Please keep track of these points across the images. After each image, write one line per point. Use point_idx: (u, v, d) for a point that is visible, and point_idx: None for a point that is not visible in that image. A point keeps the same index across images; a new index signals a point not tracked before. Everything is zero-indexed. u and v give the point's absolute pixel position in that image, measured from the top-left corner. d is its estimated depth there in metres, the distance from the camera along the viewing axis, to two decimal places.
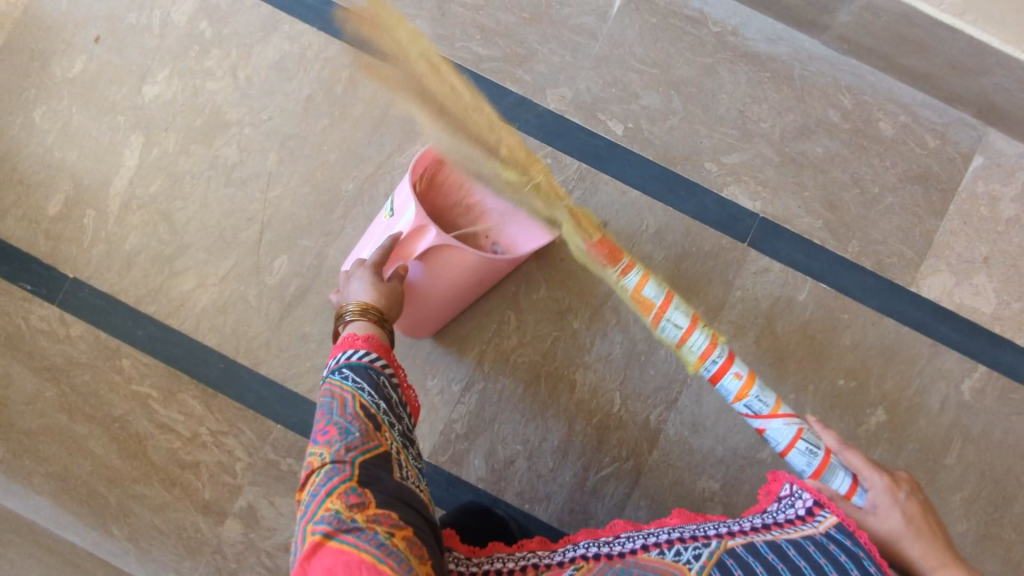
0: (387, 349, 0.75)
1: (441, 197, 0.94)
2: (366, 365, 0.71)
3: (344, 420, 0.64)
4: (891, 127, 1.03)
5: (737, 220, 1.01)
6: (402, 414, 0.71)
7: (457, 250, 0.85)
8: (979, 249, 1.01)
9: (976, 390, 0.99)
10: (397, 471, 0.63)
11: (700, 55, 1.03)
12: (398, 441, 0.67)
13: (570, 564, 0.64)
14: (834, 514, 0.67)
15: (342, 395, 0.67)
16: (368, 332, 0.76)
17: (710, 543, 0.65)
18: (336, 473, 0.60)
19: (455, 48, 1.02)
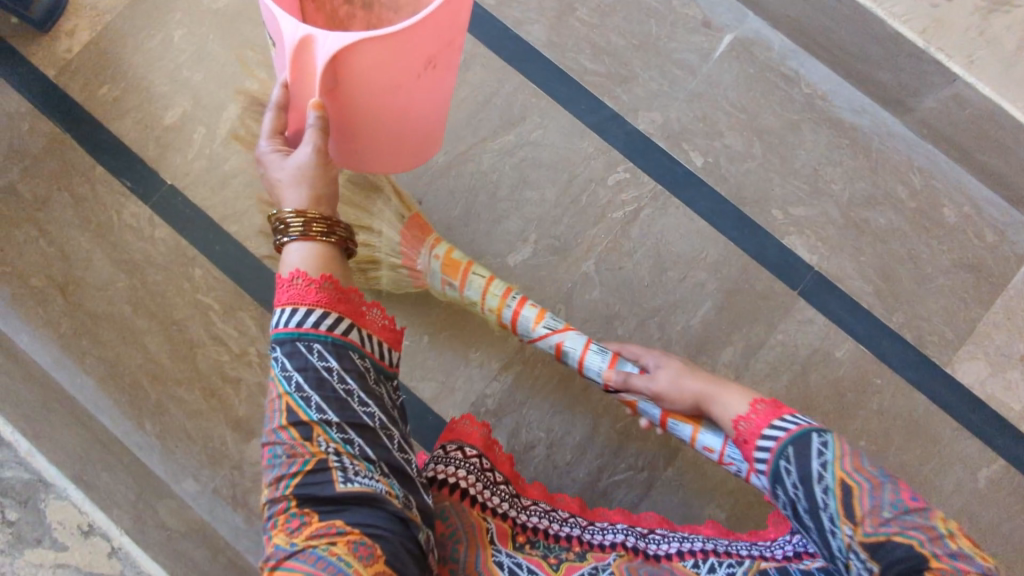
0: (321, 287, 0.62)
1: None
2: (291, 340, 0.61)
3: (274, 433, 0.61)
4: (954, 215, 1.08)
5: (792, 268, 1.07)
6: (345, 382, 0.62)
7: (358, 54, 0.63)
8: (1018, 346, 1.05)
9: (991, 481, 1.02)
10: (338, 476, 0.59)
11: (787, 110, 1.10)
12: (334, 434, 0.60)
13: (612, 551, 0.73)
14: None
15: (273, 397, 0.62)
16: (298, 264, 0.63)
17: (744, 562, 0.71)
18: (276, 506, 0.59)
19: (565, 57, 1.12)
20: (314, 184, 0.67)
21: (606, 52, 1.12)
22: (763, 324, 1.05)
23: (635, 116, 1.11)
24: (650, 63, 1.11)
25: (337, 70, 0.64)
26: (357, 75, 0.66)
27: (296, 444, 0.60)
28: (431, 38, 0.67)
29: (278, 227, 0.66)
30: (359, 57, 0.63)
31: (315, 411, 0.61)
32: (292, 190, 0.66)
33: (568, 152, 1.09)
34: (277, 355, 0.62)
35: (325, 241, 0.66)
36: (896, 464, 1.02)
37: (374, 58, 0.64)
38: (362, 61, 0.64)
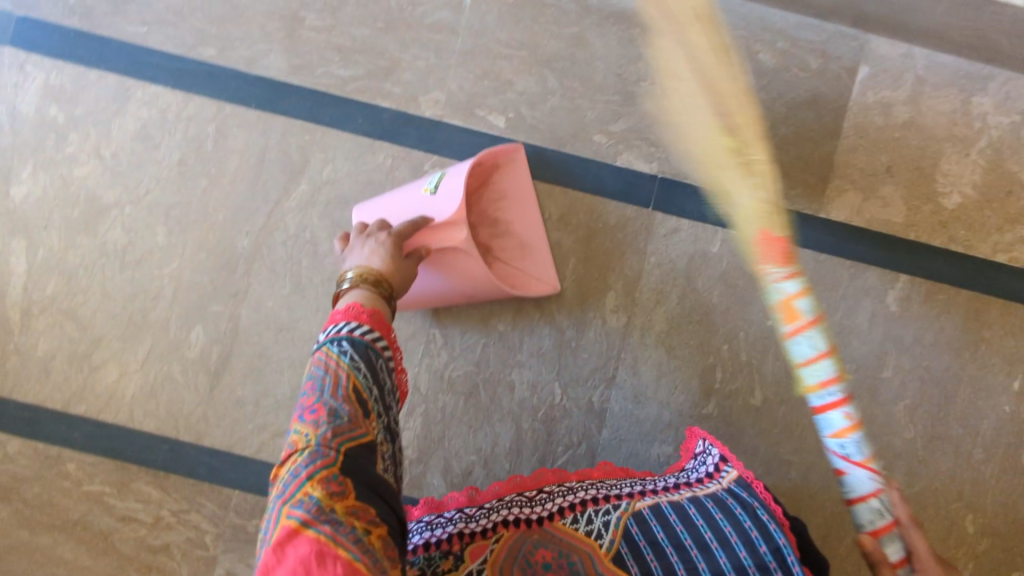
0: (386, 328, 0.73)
1: (477, 200, 0.98)
2: (367, 344, 0.68)
3: (334, 403, 0.62)
4: (771, 56, 1.01)
5: (637, 186, 1.01)
6: (389, 404, 0.69)
7: (467, 258, 0.89)
8: (880, 159, 1.01)
9: (902, 300, 1.01)
10: (379, 463, 0.62)
11: (564, 26, 1.00)
12: (381, 433, 0.65)
13: (490, 536, 0.71)
14: (736, 468, 0.77)
15: (335, 373, 0.64)
16: (376, 306, 0.74)
17: (620, 506, 0.74)
18: (320, 457, 0.57)
19: (316, 77, 0.99)
20: (395, 274, 0.80)
21: (356, 49, 1.00)
22: (633, 255, 1.01)
23: (417, 104, 0.99)
24: (405, 41, 0.99)
25: (448, 247, 0.88)
26: (452, 268, 0.91)
27: (353, 417, 0.62)
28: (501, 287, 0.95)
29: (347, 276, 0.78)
30: (463, 256, 0.90)
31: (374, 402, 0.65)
32: (381, 259, 0.81)
33: (367, 174, 0.99)
34: (351, 347, 0.67)
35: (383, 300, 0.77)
36: None
37: (469, 275, 0.91)
38: (467, 265, 0.90)
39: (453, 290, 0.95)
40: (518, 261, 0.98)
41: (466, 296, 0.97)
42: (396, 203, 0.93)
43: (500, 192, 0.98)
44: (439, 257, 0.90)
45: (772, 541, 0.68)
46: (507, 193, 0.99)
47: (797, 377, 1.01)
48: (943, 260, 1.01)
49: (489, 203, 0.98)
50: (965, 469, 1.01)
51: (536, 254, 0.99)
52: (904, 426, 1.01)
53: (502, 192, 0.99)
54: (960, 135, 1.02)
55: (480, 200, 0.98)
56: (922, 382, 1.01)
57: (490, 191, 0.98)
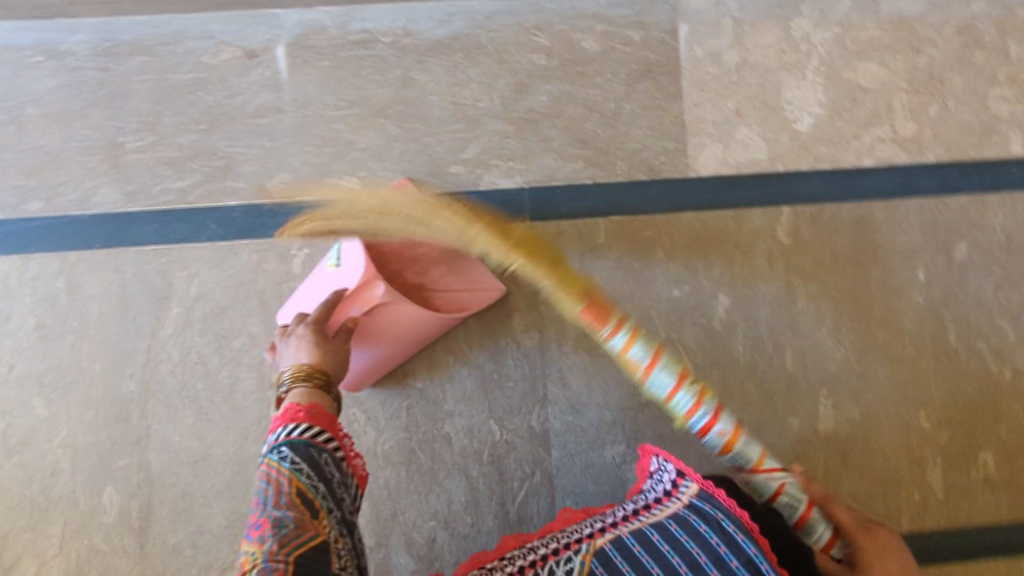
0: (327, 420, 0.73)
1: (390, 248, 0.96)
2: (305, 444, 0.68)
3: (278, 512, 0.62)
4: (594, 42, 1.02)
5: (508, 202, 0.99)
6: (342, 495, 0.68)
7: (397, 308, 0.89)
8: (727, 106, 1.03)
9: (791, 230, 1.02)
10: (335, 561, 0.61)
11: (387, 72, 0.99)
12: (336, 528, 0.64)
13: None
14: (695, 481, 0.71)
15: (276, 481, 0.64)
16: (312, 400, 0.74)
17: (581, 549, 0.67)
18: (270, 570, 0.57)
19: (154, 197, 0.95)
20: (326, 360, 0.80)
21: (187, 157, 0.96)
22: None
23: (265, 192, 0.97)
24: (234, 134, 0.96)
25: (372, 310, 0.88)
26: (384, 326, 0.91)
27: (300, 520, 0.61)
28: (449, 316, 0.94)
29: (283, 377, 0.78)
30: (393, 310, 0.89)
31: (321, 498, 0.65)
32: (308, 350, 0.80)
33: (237, 277, 0.95)
34: (290, 452, 0.67)
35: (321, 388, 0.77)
36: (715, 283, 1.01)
37: (407, 322, 0.91)
38: (398, 316, 0.90)
39: (404, 343, 0.94)
40: (456, 285, 0.98)
41: (421, 342, 0.96)
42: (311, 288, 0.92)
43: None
44: (372, 321, 0.89)
45: (742, 554, 0.63)
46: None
47: (719, 337, 1.00)
48: (816, 180, 1.03)
49: (401, 246, 0.96)
50: (903, 370, 1.02)
51: (468, 269, 0.97)
52: (833, 349, 1.02)
53: (410, 230, 0.96)
54: (792, 61, 1.04)
55: (391, 248, 0.96)
56: (835, 301, 1.02)
57: (397, 235, 0.96)
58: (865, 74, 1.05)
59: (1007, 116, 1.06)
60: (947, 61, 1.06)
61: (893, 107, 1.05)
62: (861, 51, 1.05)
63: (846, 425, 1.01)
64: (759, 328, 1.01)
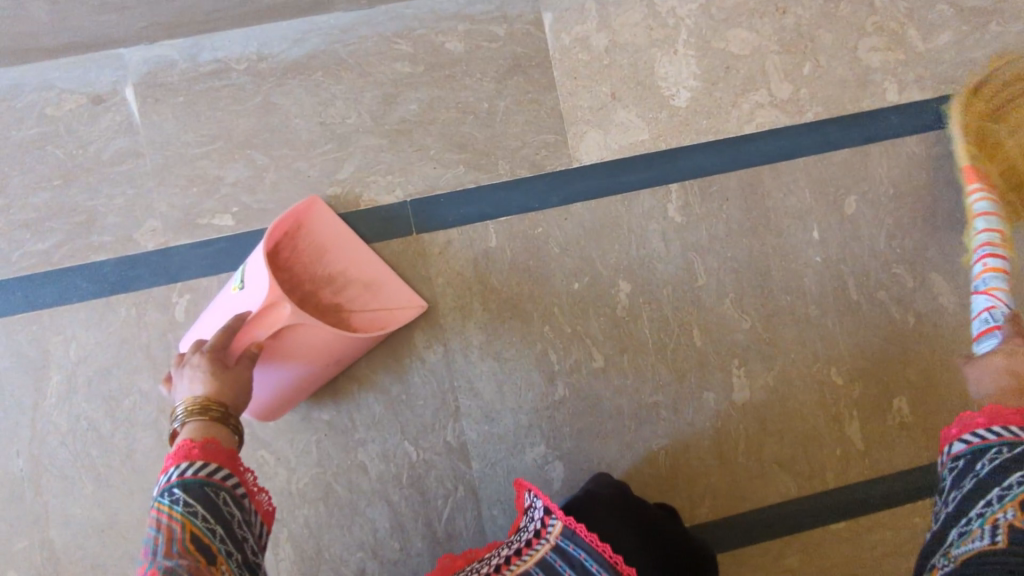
0: (226, 455, 0.65)
1: (300, 267, 0.93)
2: (202, 483, 0.61)
3: (170, 562, 0.53)
4: (458, 42, 0.99)
5: (392, 218, 0.97)
6: (246, 535, 0.60)
7: (310, 329, 0.83)
8: (602, 90, 1.02)
9: (682, 207, 1.02)
10: None
11: (246, 100, 0.95)
12: (237, 571, 0.56)
13: None
14: (560, 519, 0.71)
15: (168, 527, 0.57)
16: (208, 436, 0.65)
17: None
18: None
19: (16, 263, 0.90)
20: (227, 389, 0.71)
21: (44, 217, 0.91)
22: (420, 285, 0.97)
23: (135, 241, 0.92)
24: (92, 187, 0.92)
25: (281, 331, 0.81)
26: (296, 348, 0.84)
27: (195, 563, 0.54)
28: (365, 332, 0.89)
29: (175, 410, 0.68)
30: (304, 331, 0.83)
31: (220, 538, 0.57)
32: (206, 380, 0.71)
33: (117, 334, 0.91)
34: (183, 493, 0.59)
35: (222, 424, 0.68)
36: (613, 270, 1.00)
37: (321, 342, 0.85)
38: (310, 336, 0.84)
39: (315, 362, 0.87)
40: (372, 303, 0.95)
41: (334, 360, 0.90)
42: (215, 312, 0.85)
43: (319, 246, 0.94)
44: (280, 339, 0.82)
45: None
46: (325, 245, 0.94)
47: (625, 323, 1.00)
48: (700, 154, 1.03)
49: (315, 263, 0.94)
50: (810, 329, 1.03)
51: (383, 288, 0.95)
52: (739, 319, 1.02)
53: (320, 248, 0.94)
54: (661, 37, 1.03)
55: (302, 265, 0.93)
56: (735, 272, 1.02)
57: (309, 252, 0.93)
58: (736, 41, 1.05)
59: (880, 65, 1.06)
60: (814, 18, 1.06)
61: (766, 71, 1.05)
62: (728, 18, 1.05)
63: (762, 392, 1.01)
64: (663, 308, 1.00)
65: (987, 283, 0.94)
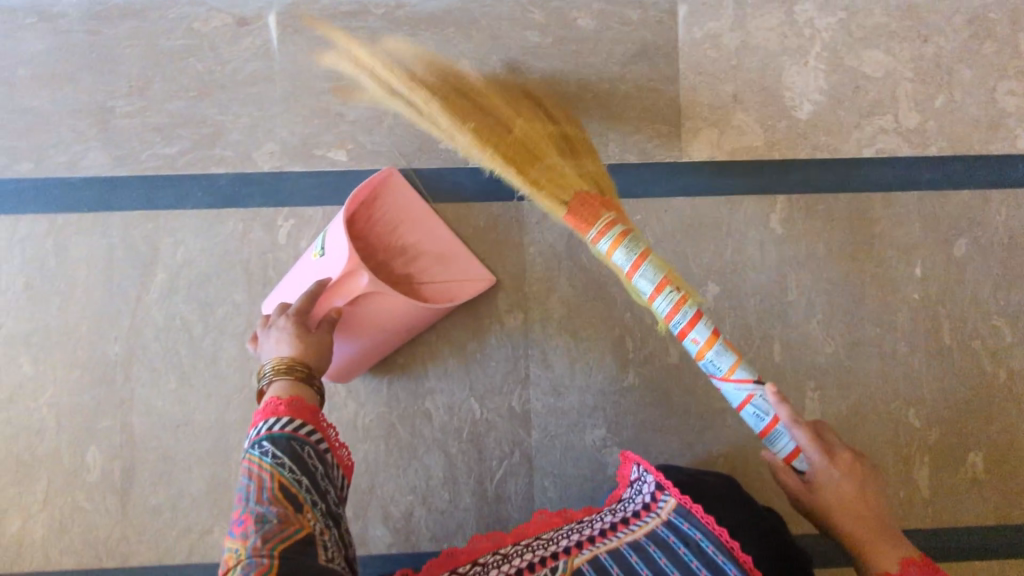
0: (309, 412, 0.68)
1: (375, 236, 0.94)
2: (288, 437, 0.64)
3: (261, 509, 0.58)
4: (591, 19, 1.00)
5: (497, 181, 0.98)
6: (330, 487, 0.64)
7: (385, 297, 0.85)
8: (725, 90, 1.01)
9: (785, 220, 1.00)
10: (323, 552, 0.57)
11: (379, 44, 0.98)
12: (322, 520, 0.60)
13: None
14: (673, 496, 0.70)
15: (260, 477, 0.61)
16: (292, 393, 0.70)
17: (558, 567, 0.63)
18: (254, 567, 0.53)
19: (142, 162, 0.95)
20: (309, 352, 0.75)
21: (176, 124, 0.96)
22: (512, 250, 0.98)
23: (253, 161, 0.96)
24: (223, 103, 0.96)
25: (359, 298, 0.84)
26: (371, 317, 0.87)
27: (284, 514, 0.58)
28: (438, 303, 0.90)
29: (263, 370, 0.73)
30: (379, 300, 0.85)
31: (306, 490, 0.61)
32: (289, 343, 0.75)
33: (222, 245, 0.96)
34: (271, 445, 0.63)
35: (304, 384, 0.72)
36: (703, 270, 0.99)
37: (395, 312, 0.87)
38: (384, 305, 0.86)
39: (391, 331, 0.90)
40: (442, 276, 0.95)
41: (408, 330, 0.92)
42: (296, 278, 0.88)
43: (394, 218, 0.94)
44: (357, 307, 0.85)
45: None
46: (399, 216, 0.94)
47: (705, 325, 0.99)
48: (813, 170, 1.01)
49: (389, 234, 0.94)
50: (894, 365, 1.00)
51: (456, 261, 0.96)
52: (822, 342, 1.00)
53: (395, 218, 0.94)
54: (793, 46, 1.02)
55: (376, 236, 0.94)
56: (827, 294, 1.00)
57: (384, 222, 0.94)
58: (870, 62, 1.02)
59: (1016, 110, 1.02)
60: (956, 51, 1.02)
61: (896, 97, 1.02)
62: (866, 38, 1.02)
63: (833, 419, 0.99)
64: (747, 317, 0.99)
65: (719, 369, 0.81)
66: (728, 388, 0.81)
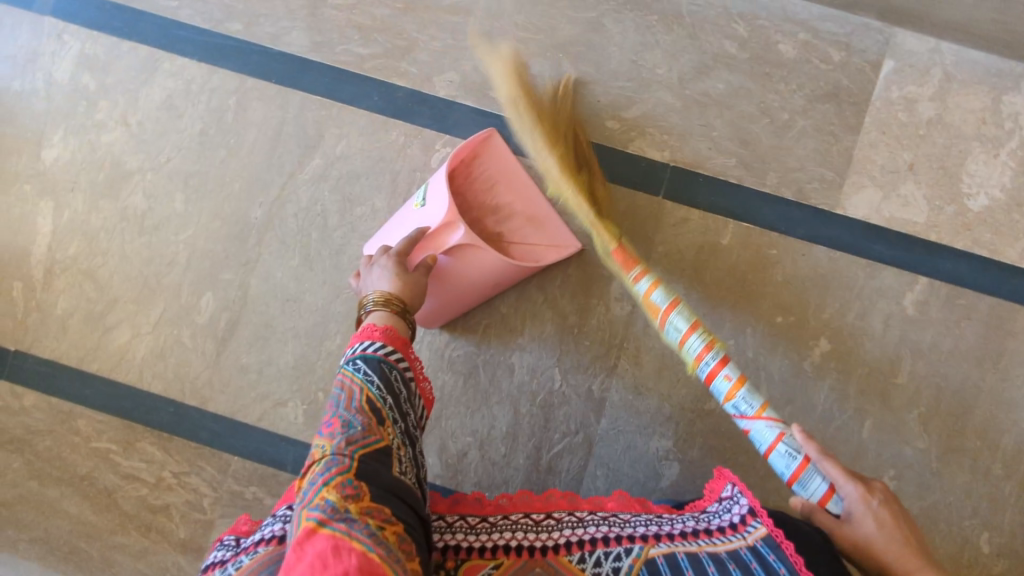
0: (399, 339, 0.74)
1: (471, 194, 0.96)
2: (380, 358, 0.70)
3: (348, 415, 0.64)
4: (792, 48, 0.99)
5: (649, 173, 0.99)
6: (408, 411, 0.70)
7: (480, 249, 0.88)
8: (902, 157, 0.98)
9: (920, 303, 0.97)
10: (396, 466, 0.62)
11: (582, 11, 1.00)
12: (399, 438, 0.66)
13: (490, 558, 0.69)
14: (765, 525, 0.67)
15: (351, 388, 0.67)
16: (387, 323, 0.75)
17: (632, 551, 0.67)
18: (336, 463, 0.59)
19: (335, 54, 1.01)
20: (407, 291, 0.81)
21: (376, 29, 1.02)
22: (641, 243, 0.99)
23: (432, 84, 1.01)
24: (423, 22, 1.01)
25: (456, 249, 0.87)
26: (465, 270, 0.90)
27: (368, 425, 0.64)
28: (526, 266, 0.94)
29: (364, 299, 0.79)
30: (474, 252, 0.88)
31: (390, 409, 0.67)
32: (387, 279, 0.81)
33: (379, 151, 1.01)
34: (364, 365, 0.69)
35: (398, 315, 0.78)
36: (820, 324, 0.98)
37: (487, 268, 0.90)
38: (479, 259, 0.88)
39: (479, 290, 0.94)
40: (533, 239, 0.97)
41: (493, 287, 0.96)
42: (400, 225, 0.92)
43: (490, 176, 0.97)
44: (449, 261, 0.89)
45: None
46: (496, 176, 0.97)
47: (805, 378, 0.97)
48: (966, 263, 0.97)
49: (484, 190, 0.96)
50: (983, 483, 0.96)
51: (548, 225, 0.97)
52: (917, 435, 0.97)
53: (492, 177, 0.97)
54: (989, 134, 0.98)
55: (473, 193, 0.96)
56: (938, 390, 0.97)
57: (481, 179, 0.96)
58: None
59: None
60: None
61: None
62: None
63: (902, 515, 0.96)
64: (849, 385, 0.97)
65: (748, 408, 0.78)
66: (757, 428, 0.77)
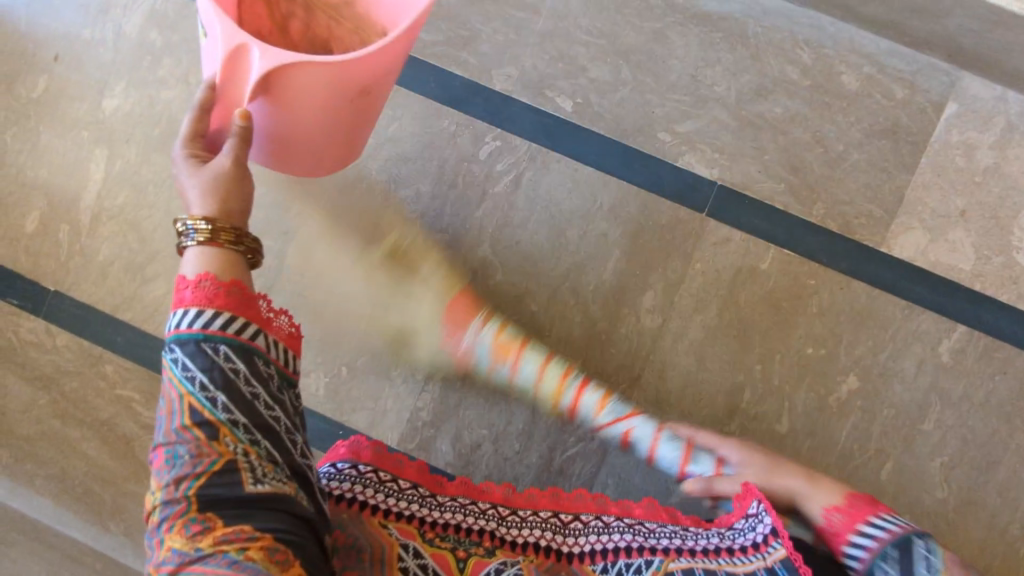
0: (229, 292, 0.59)
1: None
2: (195, 339, 0.58)
3: (176, 438, 0.57)
4: (855, 80, 0.98)
5: (695, 189, 0.99)
6: (256, 370, 0.60)
7: (297, 72, 0.63)
8: (955, 202, 0.97)
9: (955, 351, 0.96)
10: (247, 475, 0.56)
11: (647, 21, 1.00)
12: (242, 440, 0.57)
13: (519, 551, 0.74)
14: (785, 546, 0.69)
15: (172, 398, 0.58)
16: (204, 270, 0.60)
17: (651, 564, 0.72)
18: (172, 509, 0.55)
19: None
20: (228, 198, 0.62)
21: (440, 16, 1.03)
22: (679, 258, 0.99)
23: (489, 77, 1.02)
24: (489, 15, 1.02)
25: (279, 86, 0.64)
26: (294, 94, 0.67)
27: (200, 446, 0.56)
28: (363, 67, 0.68)
29: (181, 229, 0.62)
30: (300, 78, 0.64)
31: (222, 412, 0.57)
32: (200, 198, 0.62)
33: (430, 136, 1.02)
34: (181, 355, 0.58)
35: (231, 249, 0.62)
36: (850, 360, 0.97)
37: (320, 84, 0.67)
38: (304, 82, 0.65)
39: (317, 112, 0.72)
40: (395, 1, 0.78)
41: (344, 110, 0.74)
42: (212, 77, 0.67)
43: None
44: (270, 99, 0.66)
45: None
46: None
47: (829, 412, 0.96)
48: (1007, 317, 0.96)
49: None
50: (1000, 542, 0.94)
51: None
52: (937, 484, 0.95)
53: None
54: None
55: None
56: (964, 441, 0.95)
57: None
58: None
59: None
60: None
61: None
62: None
63: None
64: (873, 425, 0.96)
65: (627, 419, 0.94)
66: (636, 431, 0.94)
